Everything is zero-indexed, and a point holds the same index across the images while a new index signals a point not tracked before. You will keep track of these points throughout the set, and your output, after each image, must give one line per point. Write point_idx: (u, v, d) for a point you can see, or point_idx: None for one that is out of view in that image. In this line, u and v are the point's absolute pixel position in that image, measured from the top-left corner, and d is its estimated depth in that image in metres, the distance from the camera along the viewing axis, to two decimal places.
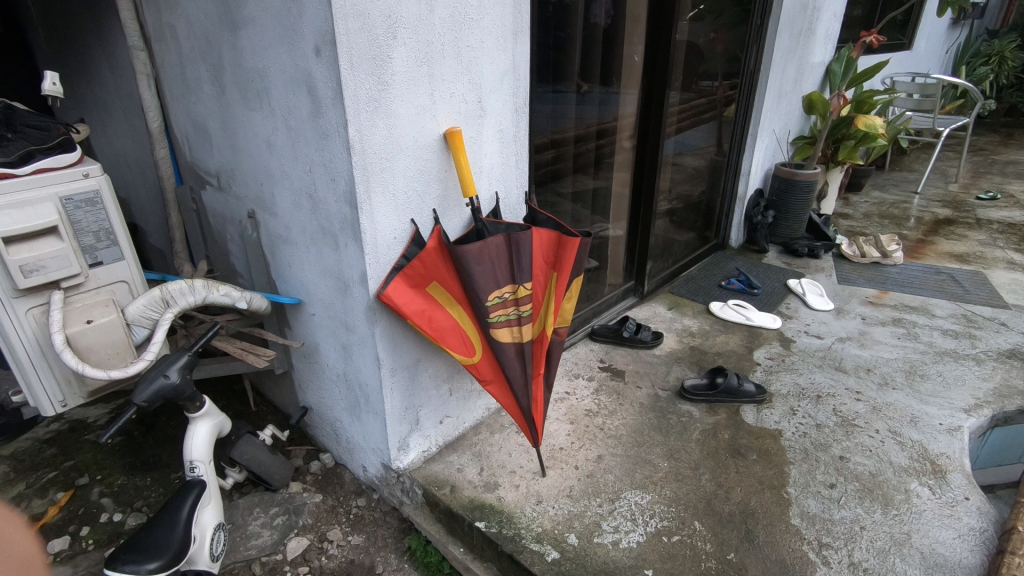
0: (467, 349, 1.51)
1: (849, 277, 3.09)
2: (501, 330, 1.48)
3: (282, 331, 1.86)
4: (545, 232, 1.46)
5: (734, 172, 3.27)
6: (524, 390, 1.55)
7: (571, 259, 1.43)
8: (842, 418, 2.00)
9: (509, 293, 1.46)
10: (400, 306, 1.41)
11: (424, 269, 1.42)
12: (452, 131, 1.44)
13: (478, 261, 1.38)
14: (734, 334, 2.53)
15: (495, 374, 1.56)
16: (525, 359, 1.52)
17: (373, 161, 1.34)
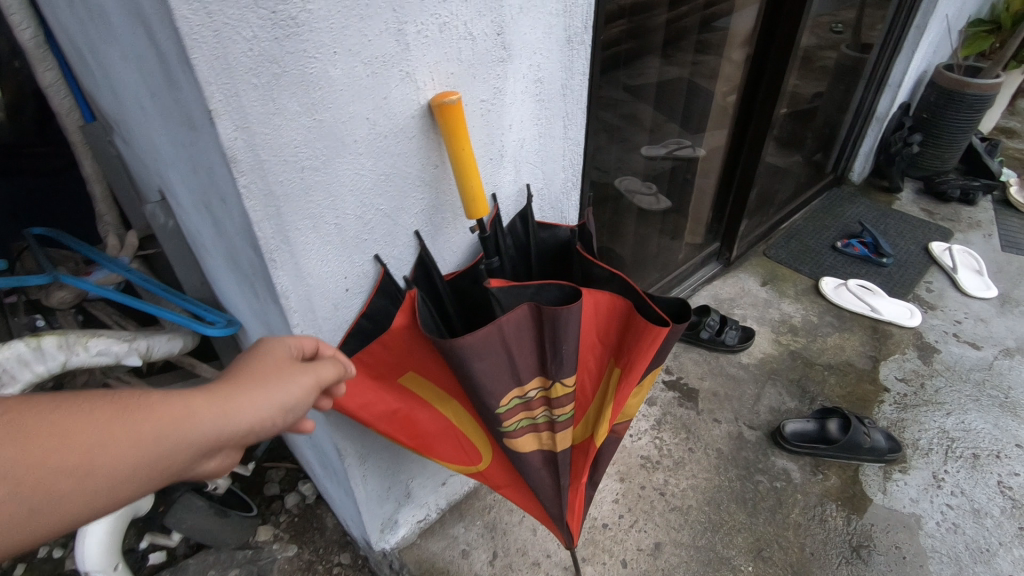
0: (467, 450, 0.98)
1: (1017, 241, 2.27)
2: (520, 438, 0.92)
3: (230, 349, 1.35)
4: (605, 293, 0.82)
5: (879, 80, 2.34)
6: (556, 507, 1.02)
7: (652, 351, 0.80)
8: (1013, 502, 1.40)
9: (537, 391, 0.87)
10: (354, 413, 0.86)
11: (391, 353, 0.84)
12: (444, 104, 0.76)
13: (482, 359, 0.78)
14: (852, 334, 1.87)
15: (510, 480, 1.03)
16: (559, 471, 0.98)
17: (283, 179, 0.71)
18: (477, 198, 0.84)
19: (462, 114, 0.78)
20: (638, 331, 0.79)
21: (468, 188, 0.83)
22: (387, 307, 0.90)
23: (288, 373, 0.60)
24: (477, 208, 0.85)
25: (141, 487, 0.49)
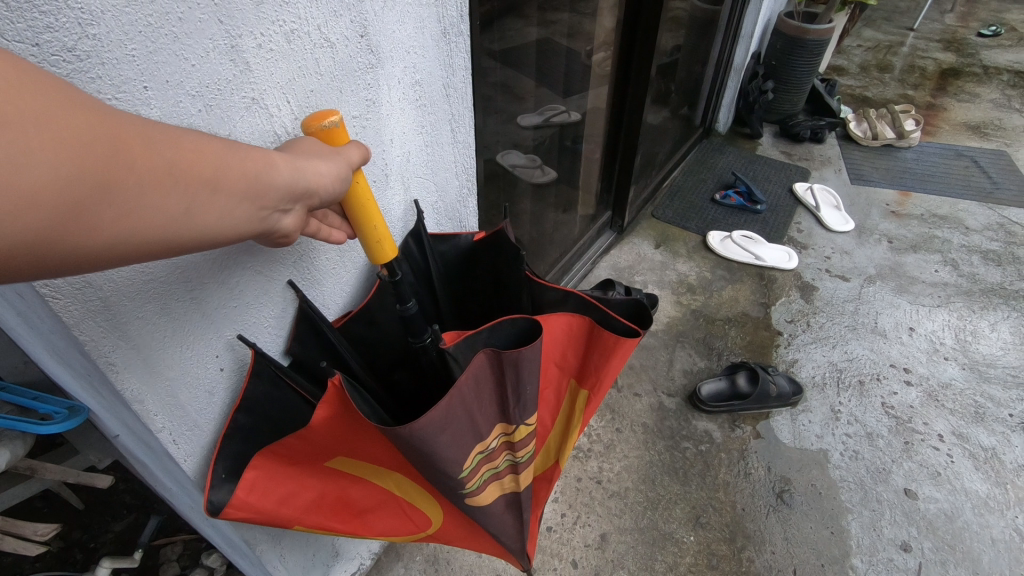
0: (412, 510, 0.85)
1: (862, 173, 2.51)
2: (483, 494, 0.80)
3: (81, 434, 1.10)
4: (560, 315, 0.74)
5: (734, 32, 2.42)
6: (514, 538, 0.93)
7: (620, 361, 0.76)
8: (896, 419, 1.56)
9: (498, 440, 0.75)
10: (271, 510, 0.71)
11: (314, 440, 0.68)
12: (322, 131, 0.53)
13: (444, 434, 0.62)
14: (742, 284, 1.96)
15: (464, 525, 0.92)
16: (520, 502, 0.89)
17: (107, 263, 0.51)
18: (381, 238, 0.64)
19: (345, 139, 0.55)
20: (606, 347, 0.73)
21: (369, 228, 0.62)
22: (268, 392, 0.71)
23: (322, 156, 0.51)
24: (384, 249, 0.65)
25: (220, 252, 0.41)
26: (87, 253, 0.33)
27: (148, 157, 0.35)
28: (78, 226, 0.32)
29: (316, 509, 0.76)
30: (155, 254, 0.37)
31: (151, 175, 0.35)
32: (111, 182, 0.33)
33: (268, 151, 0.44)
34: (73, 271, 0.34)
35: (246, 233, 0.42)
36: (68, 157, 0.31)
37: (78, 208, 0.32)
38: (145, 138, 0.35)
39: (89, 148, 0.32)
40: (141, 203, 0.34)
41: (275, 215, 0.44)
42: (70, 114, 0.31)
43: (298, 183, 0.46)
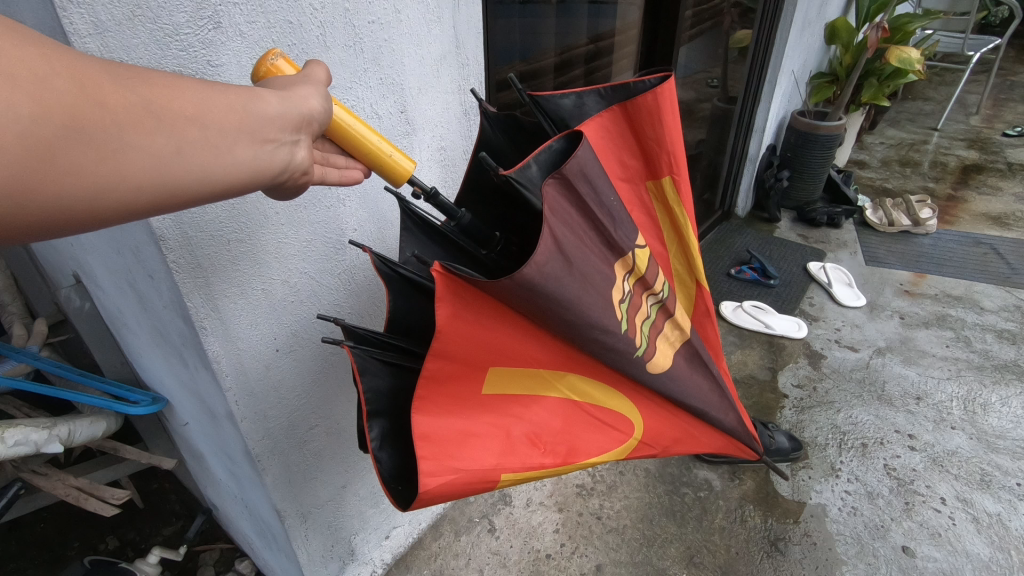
0: (616, 426, 0.84)
1: (877, 256, 2.62)
2: (658, 357, 0.83)
3: (157, 428, 1.32)
4: (589, 121, 0.72)
5: (747, 126, 2.69)
6: (729, 410, 0.94)
7: (674, 118, 0.74)
8: (898, 480, 1.59)
9: (629, 282, 0.76)
10: (465, 462, 0.70)
11: (454, 361, 0.68)
12: (269, 70, 0.57)
13: (565, 269, 0.64)
14: (752, 350, 2.08)
15: (677, 430, 0.91)
16: (704, 358, 0.90)
17: (209, 251, 0.76)
18: (387, 150, 0.61)
19: (293, 66, 0.58)
20: (650, 109, 0.72)
21: (368, 147, 0.60)
22: (386, 388, 0.76)
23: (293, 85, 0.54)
24: (395, 160, 0.61)
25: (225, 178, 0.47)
26: (89, 186, 0.40)
27: (122, 98, 0.41)
28: (64, 161, 0.38)
29: (511, 448, 0.75)
30: (149, 188, 0.43)
31: (129, 115, 0.41)
32: (92, 123, 0.39)
33: (254, 90, 0.50)
34: (81, 218, 0.41)
35: (247, 166, 0.48)
36: (33, 97, 0.36)
37: (56, 145, 0.37)
38: (120, 82, 0.41)
39: (61, 89, 0.38)
40: (133, 142, 0.41)
41: (276, 148, 0.51)
42: (42, 62, 0.37)
43: (290, 115, 0.51)
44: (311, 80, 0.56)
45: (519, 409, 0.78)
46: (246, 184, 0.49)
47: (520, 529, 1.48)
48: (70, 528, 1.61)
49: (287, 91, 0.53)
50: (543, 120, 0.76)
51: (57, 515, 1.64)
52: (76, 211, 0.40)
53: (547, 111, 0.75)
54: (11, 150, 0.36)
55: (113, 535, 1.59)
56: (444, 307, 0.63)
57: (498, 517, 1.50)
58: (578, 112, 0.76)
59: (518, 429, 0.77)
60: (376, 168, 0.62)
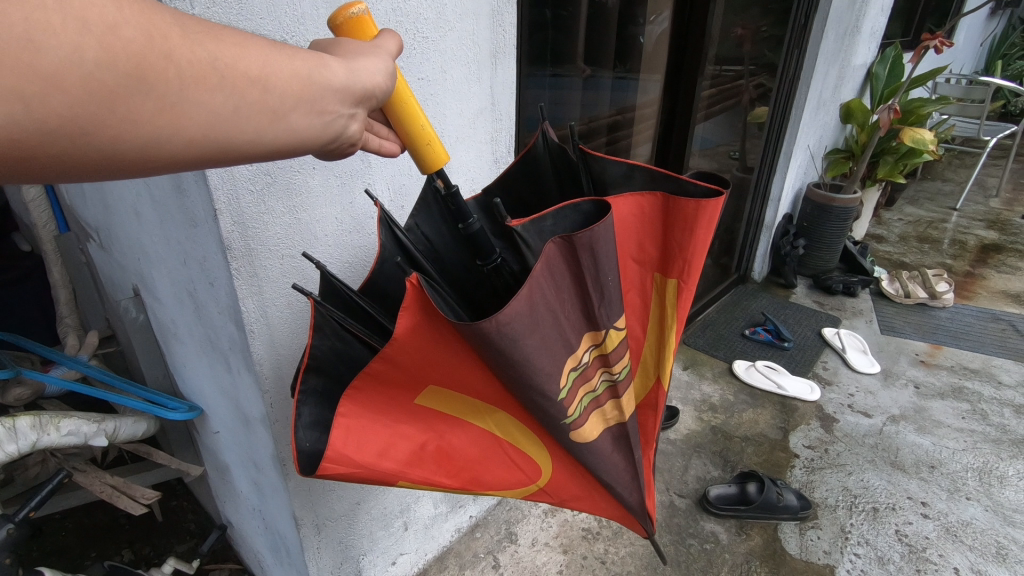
0: (523, 468, 0.85)
1: (893, 326, 2.65)
2: (587, 427, 0.81)
3: (188, 438, 1.41)
4: (627, 196, 0.76)
5: (762, 195, 2.80)
6: (636, 491, 0.90)
7: (706, 232, 0.76)
8: (910, 547, 1.57)
9: (591, 354, 0.76)
10: (370, 460, 0.70)
11: (405, 371, 0.69)
12: (350, 22, 0.56)
13: (529, 332, 0.63)
14: (763, 409, 2.09)
15: (580, 488, 0.91)
16: (631, 443, 0.88)
17: (265, 261, 0.86)
18: (430, 137, 0.63)
19: (375, 28, 0.58)
20: (687, 215, 0.73)
21: (416, 127, 0.62)
22: None
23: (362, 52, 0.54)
24: (435, 149, 0.64)
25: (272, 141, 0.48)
26: (137, 136, 0.40)
27: (188, 51, 0.42)
28: (123, 108, 0.39)
29: (419, 461, 0.75)
30: (200, 144, 0.44)
31: (186, 71, 0.42)
32: (154, 74, 0.40)
33: (321, 56, 0.51)
34: (134, 164, 0.42)
35: (300, 133, 0.50)
36: (100, 44, 0.37)
37: (117, 93, 0.39)
38: (187, 36, 0.42)
39: (129, 39, 0.39)
40: (189, 97, 0.42)
41: (332, 119, 0.51)
42: (114, 10, 0.39)
43: (352, 87, 0.52)
44: (381, 50, 0.56)
45: (443, 427, 0.78)
46: (296, 149, 0.50)
47: (524, 567, 1.49)
48: (89, 539, 1.66)
49: (353, 60, 0.53)
50: (586, 176, 0.85)
51: (80, 524, 1.70)
52: (129, 158, 0.41)
53: (594, 172, 0.84)
54: (72, 92, 0.37)
55: (128, 549, 1.63)
56: (405, 318, 0.63)
57: (503, 554, 1.52)
58: (620, 181, 0.82)
59: (434, 444, 0.77)
60: (411, 150, 0.64)
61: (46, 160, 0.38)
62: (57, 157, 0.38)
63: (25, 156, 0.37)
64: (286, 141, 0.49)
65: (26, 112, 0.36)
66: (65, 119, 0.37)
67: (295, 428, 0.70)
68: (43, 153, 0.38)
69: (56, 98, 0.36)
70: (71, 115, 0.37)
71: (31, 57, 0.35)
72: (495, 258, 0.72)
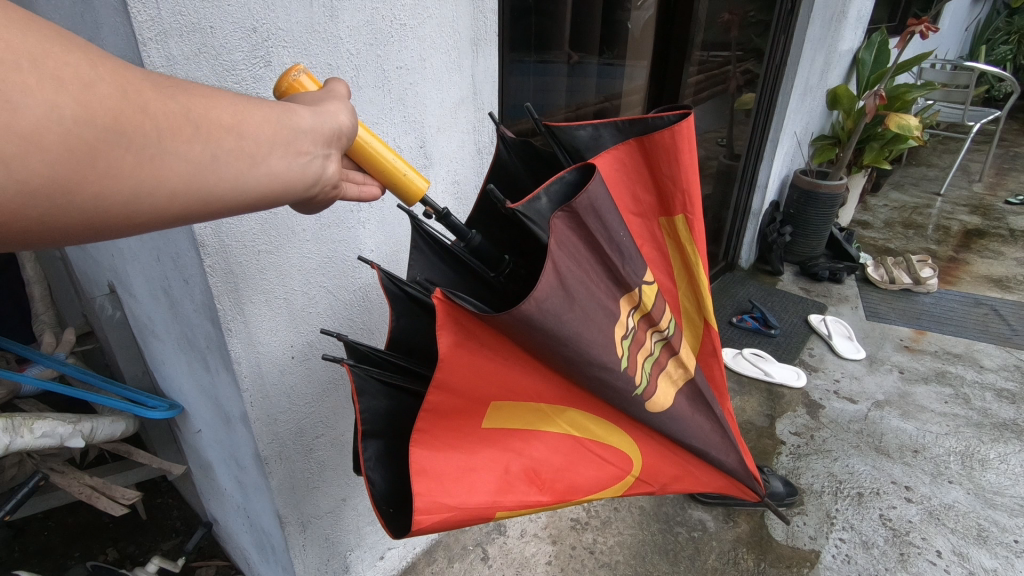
0: (613, 463, 0.82)
1: (878, 312, 2.67)
2: (658, 395, 0.80)
3: (170, 436, 1.38)
4: (604, 155, 0.73)
5: (750, 181, 2.79)
6: (731, 450, 0.90)
7: (691, 155, 0.75)
8: (893, 531, 1.59)
9: (633, 318, 0.74)
10: (460, 498, 0.70)
11: (456, 394, 0.68)
12: (291, 86, 0.55)
13: (566, 305, 0.63)
14: (751, 397, 2.10)
15: (676, 467, 0.88)
16: (708, 400, 0.86)
17: (242, 258, 0.84)
18: (402, 169, 0.61)
19: (315, 85, 0.56)
20: (667, 145, 0.72)
21: (382, 163, 0.59)
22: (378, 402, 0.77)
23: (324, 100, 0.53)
24: (410, 179, 0.60)
25: (254, 194, 0.46)
26: (115, 197, 0.38)
27: (162, 104, 0.40)
28: (104, 163, 0.37)
29: (507, 485, 0.75)
30: (183, 197, 0.41)
31: (163, 124, 0.40)
32: (134, 127, 0.38)
33: (289, 104, 0.49)
34: (114, 223, 0.39)
35: (278, 177, 0.47)
36: (78, 101, 0.35)
37: (97, 149, 0.36)
38: (159, 90, 0.40)
39: (105, 95, 0.37)
40: (168, 150, 0.40)
41: (310, 162, 0.49)
42: (88, 66, 0.37)
43: (324, 128, 0.50)
44: (335, 95, 0.54)
45: (518, 444, 0.77)
46: (275, 196, 0.48)
47: (513, 559, 1.49)
48: (73, 538, 1.64)
49: (318, 105, 0.51)
50: (559, 150, 0.79)
51: (62, 523, 1.67)
52: (110, 216, 0.39)
53: (563, 142, 0.78)
54: (52, 151, 0.34)
55: (113, 548, 1.61)
56: (444, 337, 0.63)
57: (492, 546, 1.52)
58: (593, 145, 0.78)
59: (517, 464, 0.76)
60: (389, 186, 0.61)
61: (21, 224, 0.35)
62: (32, 220, 0.36)
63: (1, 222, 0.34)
64: (271, 190, 0.47)
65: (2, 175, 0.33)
66: (44, 180, 0.35)
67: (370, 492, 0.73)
68: (14, 217, 0.35)
69: (39, 159, 0.34)
70: (50, 175, 0.35)
71: (8, 117, 0.32)
72: (506, 261, 0.77)
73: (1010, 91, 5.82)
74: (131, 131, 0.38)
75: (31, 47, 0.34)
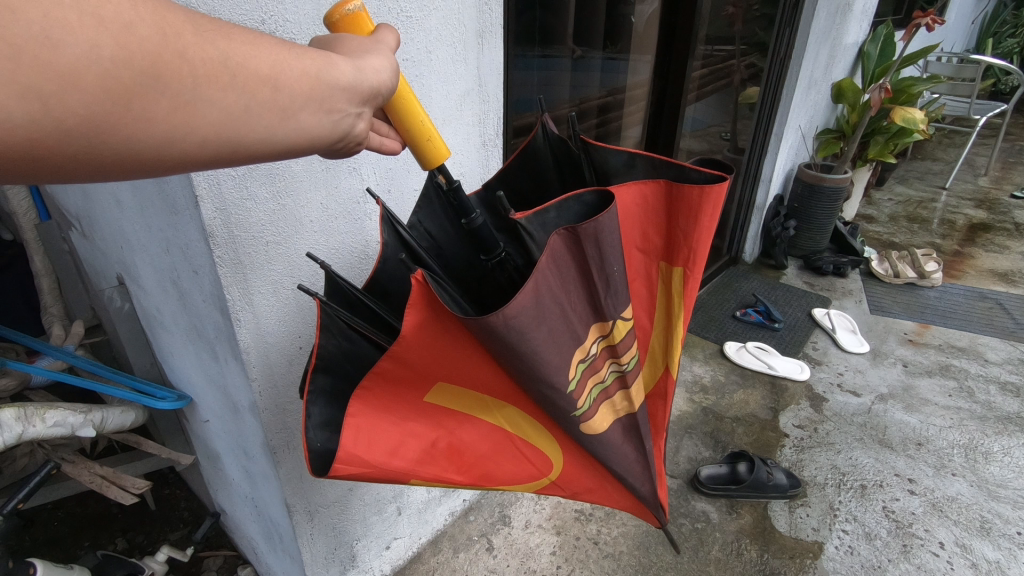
0: (533, 462, 0.84)
1: (882, 306, 2.67)
2: (597, 419, 0.80)
3: (178, 427, 1.40)
4: (630, 185, 0.74)
5: (753, 176, 2.79)
6: (647, 481, 0.89)
7: (712, 218, 0.74)
8: (896, 523, 1.60)
9: (598, 346, 0.75)
10: (381, 458, 0.68)
11: (410, 367, 0.68)
12: (347, 18, 0.54)
13: (536, 322, 0.62)
14: (754, 390, 2.11)
15: (591, 480, 0.89)
16: (642, 433, 0.87)
17: (251, 247, 0.85)
18: (430, 133, 0.62)
19: (372, 24, 0.56)
20: (691, 203, 0.72)
21: (416, 123, 0.60)
22: None
23: (367, 52, 0.52)
24: (434, 145, 0.62)
25: (283, 146, 0.46)
26: (147, 141, 0.39)
27: (201, 50, 0.40)
28: (139, 106, 0.37)
29: (430, 458, 0.74)
30: (213, 144, 0.42)
31: (199, 71, 0.40)
32: (171, 72, 0.38)
33: (330, 55, 0.49)
34: (145, 165, 0.40)
35: (308, 132, 0.47)
36: (116, 41, 0.36)
37: (131, 91, 0.37)
38: (200, 35, 0.40)
39: (144, 37, 0.37)
40: (202, 97, 0.40)
41: (342, 119, 0.49)
42: (130, 6, 0.37)
43: (362, 86, 0.50)
44: (382, 45, 0.53)
45: (452, 424, 0.76)
46: (304, 149, 0.48)
47: (517, 549, 1.50)
48: (81, 528, 1.66)
49: (361, 57, 0.51)
50: (587, 165, 0.82)
51: (71, 513, 1.69)
52: (140, 159, 0.40)
53: (594, 160, 0.82)
54: (89, 90, 0.35)
55: (121, 537, 1.63)
56: (413, 315, 0.63)
57: (497, 537, 1.53)
58: (624, 170, 0.80)
59: (444, 441, 0.76)
60: (412, 145, 0.62)
61: (57, 160, 0.36)
62: (67, 158, 0.37)
63: (41, 157, 0.36)
64: (300, 145, 0.47)
65: (41, 111, 0.34)
66: (81, 118, 0.36)
67: (304, 428, 0.69)
68: (51, 154, 0.36)
69: (75, 97, 0.35)
70: (85, 115, 0.36)
71: (47, 53, 0.33)
72: (498, 251, 0.73)
73: (1017, 85, 5.78)
74: (167, 77, 0.38)
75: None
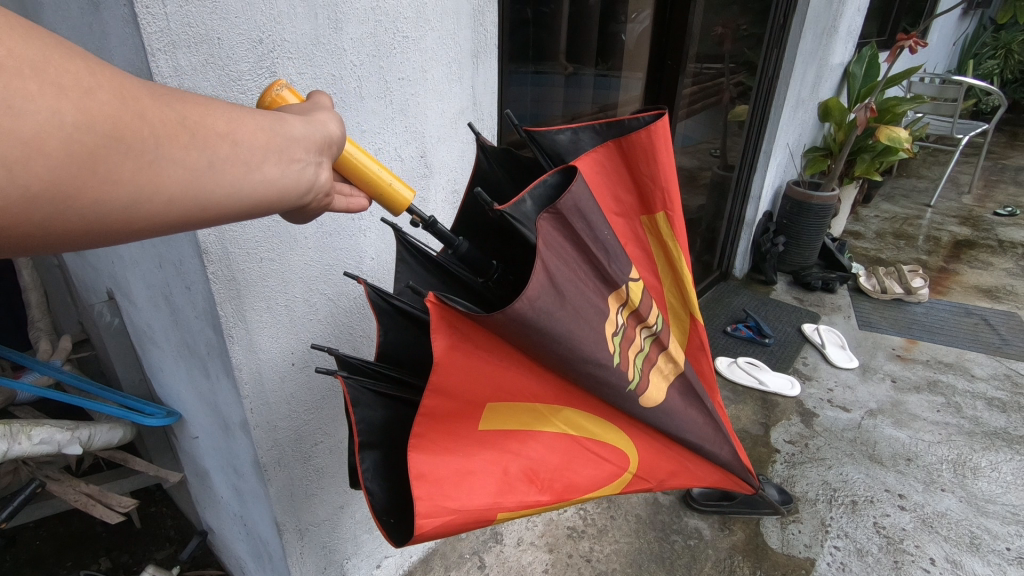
0: (610, 460, 0.83)
1: (871, 321, 2.70)
2: (651, 389, 0.82)
3: (166, 443, 1.38)
4: (583, 157, 0.75)
5: (743, 193, 2.82)
6: (724, 443, 0.94)
7: (669, 155, 0.77)
8: (887, 539, 1.60)
9: (623, 315, 0.75)
10: (461, 501, 0.70)
11: (449, 394, 0.68)
12: (274, 100, 0.57)
13: (558, 303, 0.64)
14: (745, 405, 2.12)
15: (672, 462, 0.91)
16: (699, 394, 0.89)
17: (244, 267, 0.85)
18: (387, 179, 0.62)
19: (298, 98, 0.58)
20: (645, 146, 0.74)
21: (370, 173, 0.61)
22: (376, 411, 0.77)
23: (314, 110, 0.54)
24: (395, 190, 0.61)
25: (250, 200, 0.47)
26: (114, 203, 0.39)
27: (159, 110, 0.41)
28: (105, 169, 0.38)
29: (508, 487, 0.75)
30: (181, 203, 0.42)
31: (159, 131, 0.41)
32: (133, 134, 0.39)
33: (280, 114, 0.51)
34: (113, 228, 0.40)
35: (273, 183, 0.48)
36: (78, 107, 0.36)
37: (96, 153, 0.37)
38: (157, 97, 0.42)
39: (104, 102, 0.38)
40: (166, 155, 0.41)
41: (302, 169, 0.51)
42: (88, 74, 0.38)
43: (314, 137, 0.52)
44: (322, 105, 0.56)
45: (516, 445, 0.77)
46: (268, 204, 0.49)
47: (510, 567, 1.49)
48: (65, 548, 1.62)
49: (309, 115, 0.53)
50: (541, 155, 0.78)
51: (53, 532, 1.66)
52: (108, 222, 0.40)
53: (545, 148, 0.77)
54: (53, 156, 0.35)
55: (106, 557, 1.60)
56: (440, 340, 0.63)
57: (489, 554, 1.52)
58: (573, 148, 0.78)
59: (516, 464, 0.76)
60: (375, 196, 0.62)
61: (22, 229, 0.36)
62: (35, 225, 0.37)
63: (8, 226, 0.35)
64: (265, 199, 0.48)
65: (6, 179, 0.34)
66: (47, 185, 0.36)
67: (370, 504, 0.73)
68: (19, 221, 0.36)
69: (39, 164, 0.35)
70: (49, 181, 0.36)
71: (10, 122, 0.33)
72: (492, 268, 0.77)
73: (998, 104, 5.91)
74: (130, 138, 0.39)
75: (32, 55, 0.35)
